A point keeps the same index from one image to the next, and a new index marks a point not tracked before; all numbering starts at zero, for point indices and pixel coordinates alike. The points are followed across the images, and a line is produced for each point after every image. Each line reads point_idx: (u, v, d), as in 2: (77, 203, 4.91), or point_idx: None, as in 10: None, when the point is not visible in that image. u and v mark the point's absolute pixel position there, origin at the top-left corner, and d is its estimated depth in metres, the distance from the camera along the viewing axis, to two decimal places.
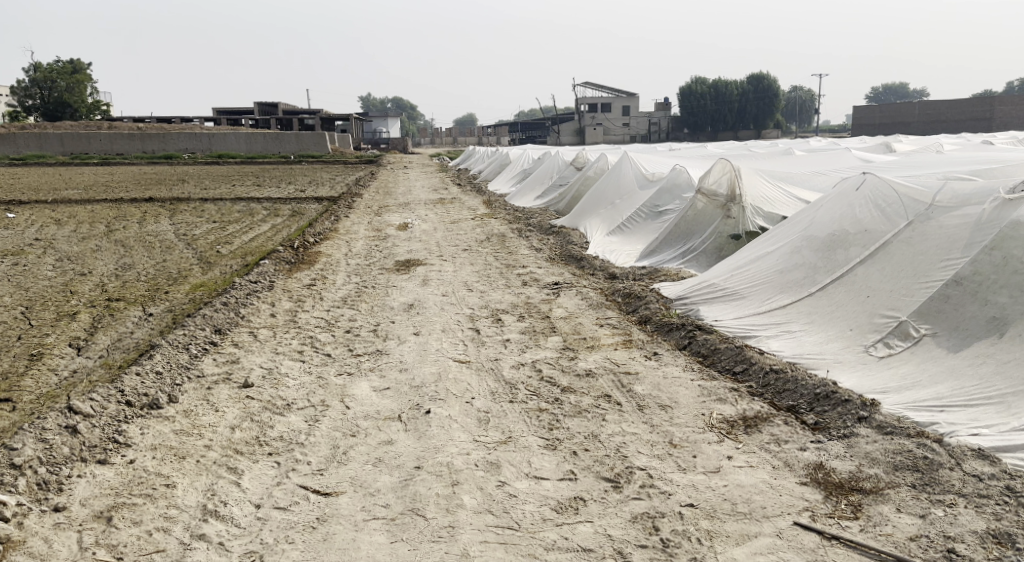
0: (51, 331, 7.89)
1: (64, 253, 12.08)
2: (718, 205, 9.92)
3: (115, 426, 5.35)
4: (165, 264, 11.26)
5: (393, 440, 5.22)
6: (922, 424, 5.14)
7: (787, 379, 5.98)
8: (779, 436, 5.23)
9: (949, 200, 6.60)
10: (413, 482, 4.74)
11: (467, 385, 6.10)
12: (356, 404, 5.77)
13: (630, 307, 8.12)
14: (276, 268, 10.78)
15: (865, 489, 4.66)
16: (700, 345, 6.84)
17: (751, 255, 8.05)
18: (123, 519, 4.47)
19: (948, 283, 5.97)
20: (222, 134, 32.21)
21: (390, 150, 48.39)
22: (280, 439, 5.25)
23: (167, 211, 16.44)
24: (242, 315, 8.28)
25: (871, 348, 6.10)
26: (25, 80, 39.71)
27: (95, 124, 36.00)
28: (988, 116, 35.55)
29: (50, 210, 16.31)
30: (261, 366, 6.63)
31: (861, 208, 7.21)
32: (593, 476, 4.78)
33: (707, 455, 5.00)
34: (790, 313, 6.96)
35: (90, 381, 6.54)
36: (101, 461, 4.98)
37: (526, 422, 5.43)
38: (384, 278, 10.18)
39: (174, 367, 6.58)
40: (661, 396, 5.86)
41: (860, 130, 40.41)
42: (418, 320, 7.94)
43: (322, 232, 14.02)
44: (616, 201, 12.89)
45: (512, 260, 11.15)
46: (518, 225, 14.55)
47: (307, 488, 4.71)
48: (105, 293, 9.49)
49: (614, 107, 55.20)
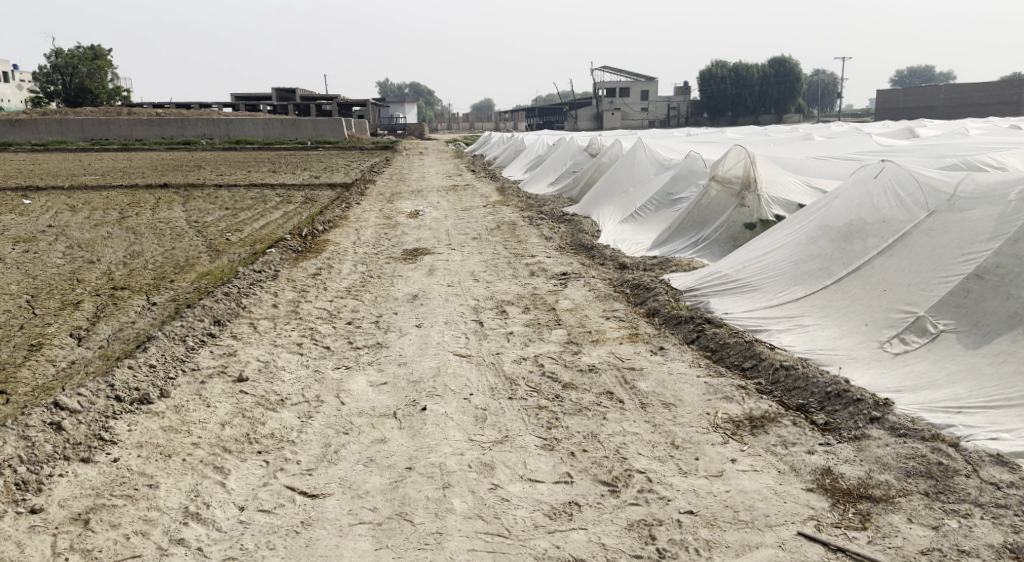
0: (53, 320, 7.80)
1: (74, 240, 11.99)
2: (732, 193, 9.67)
3: (102, 422, 5.23)
4: (173, 251, 11.15)
5: (386, 438, 5.06)
6: (938, 426, 4.92)
7: (798, 376, 5.77)
8: (787, 438, 5.03)
9: (972, 189, 6.35)
10: (403, 484, 4.58)
11: (465, 380, 5.93)
12: (352, 400, 5.61)
13: (639, 299, 7.91)
14: (282, 257, 10.64)
15: (875, 496, 4.44)
16: (709, 339, 6.64)
17: (764, 245, 7.82)
18: (101, 522, 4.35)
19: (968, 278, 5.74)
20: (239, 120, 32.08)
21: (407, 136, 48.13)
22: (271, 436, 5.11)
23: (181, 198, 16.36)
24: (245, 305, 8.14)
25: (887, 345, 5.87)
26: (47, 66, 39.80)
27: (115, 110, 36.14)
28: (1016, 100, 34.83)
29: (66, 196, 16.27)
30: (257, 360, 6.49)
31: (880, 198, 6.96)
32: (590, 479, 4.60)
33: (709, 457, 4.81)
34: (803, 307, 6.74)
35: (87, 373, 6.42)
36: (84, 459, 4.86)
37: (524, 421, 5.25)
38: (392, 268, 10.01)
39: (169, 360, 6.45)
40: (665, 393, 5.67)
41: (885, 114, 39.78)
42: (422, 312, 7.78)
43: (332, 220, 13.88)
44: (630, 189, 12.65)
45: (521, 249, 10.96)
46: (531, 213, 14.35)
47: (294, 489, 4.56)
48: (111, 281, 9.39)
49: (635, 92, 54.13)
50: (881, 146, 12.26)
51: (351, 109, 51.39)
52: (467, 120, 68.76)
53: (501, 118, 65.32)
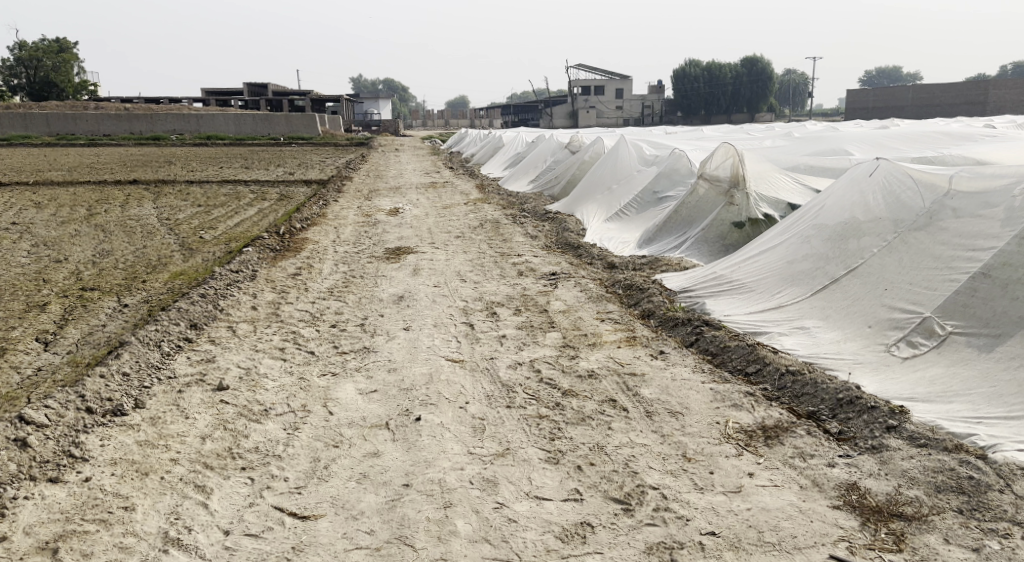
0: (18, 323, 7.39)
1: (41, 237, 11.56)
2: (721, 191, 9.40)
3: (71, 437, 4.87)
4: (145, 250, 10.72)
5: (380, 452, 4.75)
6: (959, 435, 4.69)
7: (805, 382, 5.52)
8: (804, 450, 4.78)
9: (969, 181, 6.15)
10: (401, 503, 4.28)
11: (460, 388, 5.62)
12: (340, 410, 5.29)
13: (632, 301, 7.64)
14: (260, 257, 10.27)
15: (906, 514, 4.23)
16: (708, 342, 6.38)
17: (758, 246, 7.57)
18: (73, 551, 4.02)
19: (975, 276, 5.51)
20: (210, 114, 31.48)
21: (381, 132, 47.64)
22: (255, 450, 4.78)
23: (151, 194, 15.89)
24: (222, 308, 7.79)
25: (894, 348, 5.63)
26: (10, 59, 38.76)
27: (82, 104, 35.39)
28: (981, 101, 34.57)
29: (31, 192, 15.74)
30: (237, 367, 6.13)
31: (874, 196, 6.70)
32: (601, 496, 4.34)
33: (725, 471, 4.56)
34: (803, 308, 6.48)
35: (55, 382, 6.06)
36: (52, 479, 4.50)
37: (526, 432, 4.96)
38: (374, 267, 9.68)
39: (144, 367, 6.09)
40: (671, 401, 5.40)
41: (855, 113, 40.03)
42: (409, 314, 7.47)
43: (309, 217, 13.50)
44: (613, 186, 12.38)
45: (507, 248, 10.67)
46: (513, 211, 14.05)
47: (283, 510, 4.25)
48: (80, 282, 8.97)
49: (608, 90, 54.40)
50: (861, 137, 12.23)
51: (324, 105, 50.82)
52: (440, 116, 68.46)
53: (476, 115, 65.17)
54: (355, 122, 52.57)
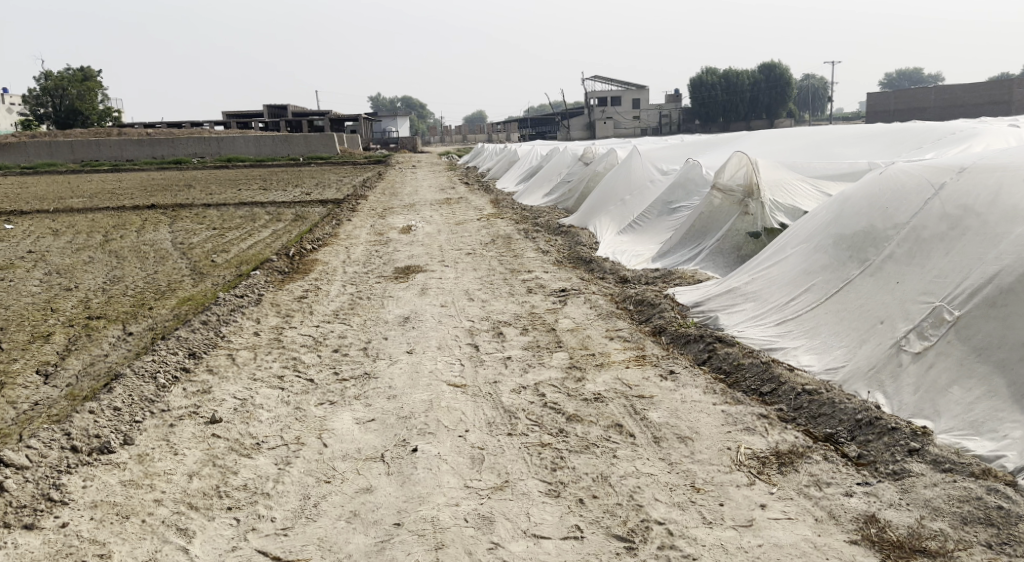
0: (20, 354, 7.26)
1: (54, 265, 11.49)
2: (735, 201, 9.12)
3: (52, 479, 4.71)
4: (156, 276, 10.61)
5: (373, 487, 4.54)
6: (987, 459, 4.46)
7: (822, 402, 5.23)
8: (820, 477, 4.53)
9: (982, 172, 5.85)
10: (390, 545, 4.10)
11: (461, 415, 5.39)
12: (335, 441, 5.08)
13: (643, 317, 7.38)
14: (268, 280, 10.10)
15: (930, 550, 3.98)
16: (721, 360, 6.11)
17: (773, 255, 7.29)
18: None
19: (987, 262, 5.20)
20: (230, 137, 31.57)
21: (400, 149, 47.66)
22: (243, 487, 4.58)
23: (167, 218, 15.81)
24: (224, 334, 7.61)
25: (903, 342, 5.30)
26: (36, 89, 39.18)
27: (108, 131, 35.69)
28: (1004, 101, 33.63)
29: (49, 220, 15.74)
30: (234, 397, 5.93)
31: (888, 196, 6.42)
32: (602, 533, 4.13)
33: (736, 503, 4.32)
34: (818, 315, 6.18)
35: (49, 416, 5.89)
36: (28, 526, 4.34)
37: (526, 462, 4.73)
38: (383, 288, 9.47)
39: (137, 400, 5.90)
40: (680, 426, 5.14)
41: (875, 117, 39.38)
42: (414, 336, 7.25)
43: (322, 238, 13.35)
44: (627, 198, 12.11)
45: (517, 264, 10.44)
46: (526, 226, 13.80)
47: (267, 555, 4.09)
48: (87, 310, 8.84)
49: (625, 100, 54.32)
50: (863, 141, 11.97)
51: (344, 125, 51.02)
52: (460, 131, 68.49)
53: (494, 130, 65.15)
54: (375, 140, 52.65)
